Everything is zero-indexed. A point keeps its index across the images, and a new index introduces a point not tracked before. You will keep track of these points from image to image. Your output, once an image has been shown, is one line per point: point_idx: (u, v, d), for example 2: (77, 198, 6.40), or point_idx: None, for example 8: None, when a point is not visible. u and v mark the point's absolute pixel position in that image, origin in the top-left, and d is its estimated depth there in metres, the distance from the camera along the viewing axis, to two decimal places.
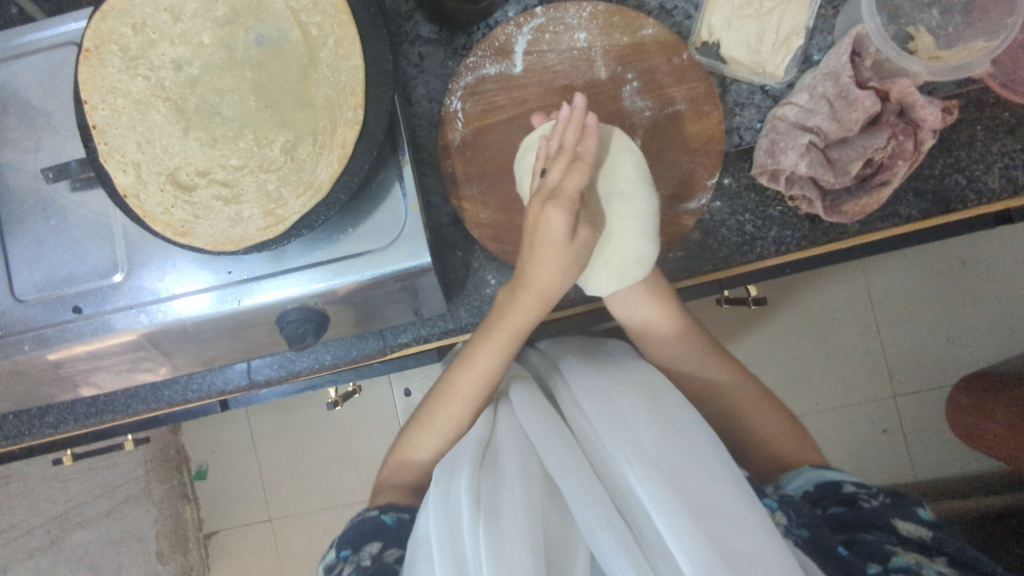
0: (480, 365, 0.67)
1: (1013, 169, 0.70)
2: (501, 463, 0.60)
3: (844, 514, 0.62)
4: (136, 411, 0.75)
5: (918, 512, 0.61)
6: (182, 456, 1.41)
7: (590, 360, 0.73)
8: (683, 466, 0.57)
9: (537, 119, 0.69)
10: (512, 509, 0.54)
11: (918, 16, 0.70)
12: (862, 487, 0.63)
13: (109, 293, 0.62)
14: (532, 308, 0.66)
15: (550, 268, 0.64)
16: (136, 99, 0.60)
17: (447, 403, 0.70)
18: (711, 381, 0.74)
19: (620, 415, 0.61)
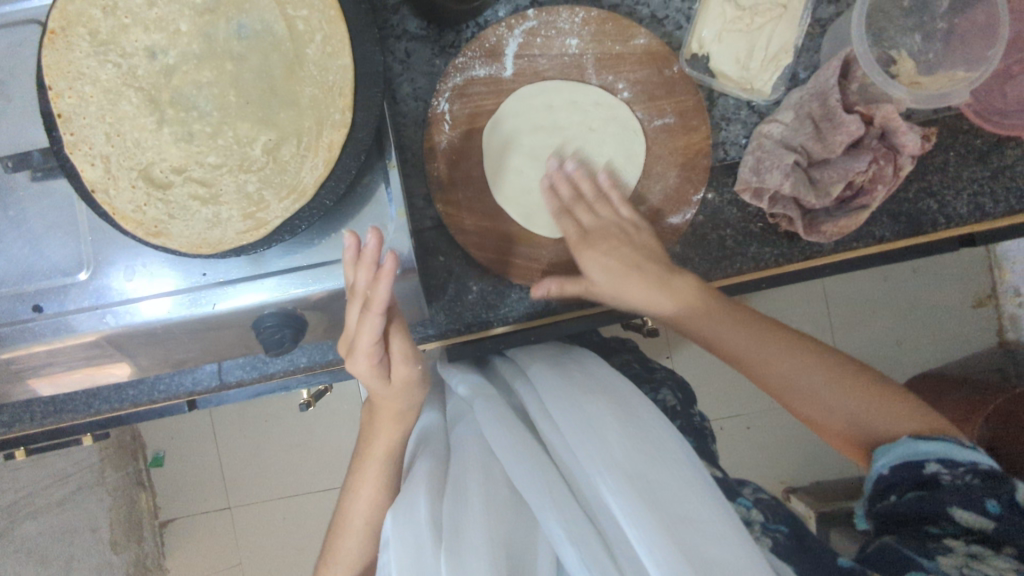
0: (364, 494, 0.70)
1: (981, 196, 0.74)
2: (467, 487, 0.59)
3: (915, 496, 0.55)
4: (98, 412, 0.74)
5: (990, 501, 0.53)
6: (138, 443, 1.40)
7: (557, 369, 0.71)
8: (650, 471, 0.54)
9: (351, 239, 0.54)
10: (475, 526, 0.53)
11: (900, 40, 0.70)
12: (947, 464, 0.54)
13: (73, 292, 0.59)
14: (391, 429, 0.69)
15: (391, 398, 0.67)
16: (105, 87, 0.56)
17: (345, 536, 0.70)
18: (816, 388, 0.62)
19: (587, 423, 0.59)
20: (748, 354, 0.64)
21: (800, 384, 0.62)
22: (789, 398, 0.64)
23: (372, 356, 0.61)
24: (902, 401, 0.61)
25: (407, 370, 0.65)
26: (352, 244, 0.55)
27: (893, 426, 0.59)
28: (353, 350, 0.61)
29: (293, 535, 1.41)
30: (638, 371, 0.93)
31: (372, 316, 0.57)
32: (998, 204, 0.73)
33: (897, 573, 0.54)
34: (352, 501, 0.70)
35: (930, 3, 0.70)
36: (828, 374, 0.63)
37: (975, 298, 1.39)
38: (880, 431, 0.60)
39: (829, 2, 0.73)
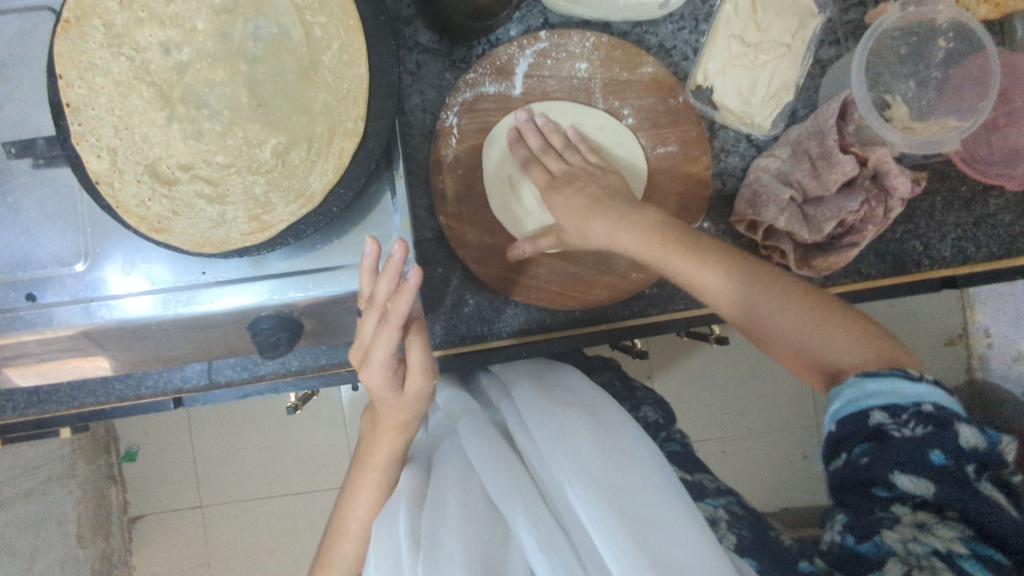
0: (362, 500, 0.69)
1: (964, 241, 0.76)
2: (446, 501, 0.59)
3: (866, 450, 0.51)
4: (81, 404, 0.74)
5: (933, 455, 0.49)
6: (110, 436, 1.38)
7: (539, 385, 0.72)
8: (620, 479, 0.55)
9: (371, 245, 0.54)
10: (451, 535, 0.54)
11: (896, 85, 0.73)
12: (891, 414, 0.51)
13: (69, 282, 0.59)
14: (395, 437, 0.68)
15: (398, 407, 0.65)
16: (117, 79, 0.56)
17: (342, 540, 0.70)
18: (774, 316, 0.61)
19: (561, 433, 0.60)
20: (742, 313, 0.62)
21: (770, 324, 0.61)
22: (752, 325, 0.62)
23: (385, 368, 0.59)
24: (864, 333, 0.59)
25: (421, 384, 0.63)
26: (371, 253, 0.55)
27: (843, 352, 0.58)
28: (366, 361, 0.60)
29: (265, 536, 1.41)
30: (621, 390, 0.94)
31: (389, 328, 0.56)
32: (979, 249, 0.76)
33: (847, 555, 0.51)
34: (349, 504, 0.70)
35: (926, 52, 0.72)
36: (820, 321, 0.60)
37: (947, 336, 1.42)
38: (836, 356, 0.58)
39: (829, 45, 0.75)
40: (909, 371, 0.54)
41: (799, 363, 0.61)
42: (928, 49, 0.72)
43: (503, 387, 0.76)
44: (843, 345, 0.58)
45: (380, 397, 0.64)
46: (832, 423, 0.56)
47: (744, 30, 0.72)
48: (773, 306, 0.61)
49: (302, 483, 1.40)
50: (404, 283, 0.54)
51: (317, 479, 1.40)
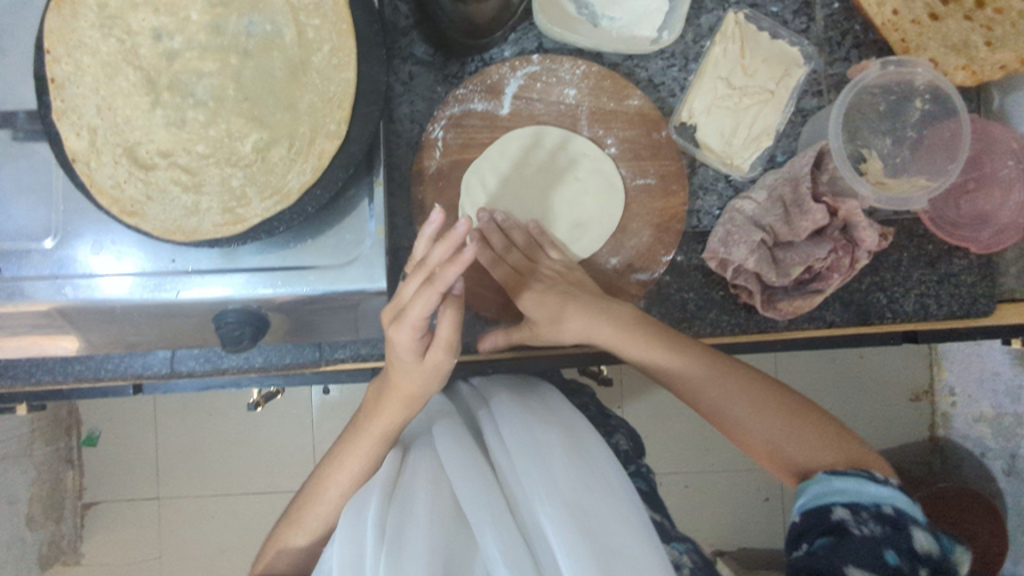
0: (349, 467, 0.70)
1: (926, 297, 0.78)
2: (414, 495, 0.59)
3: (824, 541, 0.55)
4: (38, 381, 0.72)
5: (888, 554, 0.52)
6: (73, 419, 1.36)
7: (517, 398, 0.72)
8: (592, 506, 0.56)
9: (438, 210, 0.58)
10: (415, 531, 0.53)
11: (873, 141, 0.75)
12: (855, 513, 0.55)
13: (35, 258, 0.58)
14: (398, 410, 0.69)
15: (412, 377, 0.66)
16: (105, 60, 0.56)
17: (315, 503, 0.71)
18: (747, 421, 0.66)
19: (537, 448, 0.61)
20: (708, 401, 0.68)
21: (747, 425, 0.67)
22: (724, 423, 0.68)
23: (415, 332, 0.61)
24: (832, 437, 0.64)
25: (443, 357, 0.65)
26: (434, 215, 0.58)
27: (816, 453, 0.63)
28: (399, 319, 0.61)
29: (218, 533, 1.39)
30: (595, 415, 0.93)
31: (429, 293, 0.57)
32: (940, 306, 0.78)
33: None
34: (335, 472, 0.71)
35: (903, 112, 0.75)
36: (795, 425, 0.66)
37: (911, 391, 1.46)
38: (806, 458, 0.64)
39: (812, 95, 0.77)
40: (875, 473, 0.60)
41: (773, 461, 0.66)
42: (906, 108, 0.74)
43: (482, 396, 0.77)
44: (802, 442, 0.64)
45: (400, 358, 0.64)
46: (796, 516, 0.59)
47: (731, 73, 0.74)
48: (753, 416, 0.66)
49: (264, 482, 1.39)
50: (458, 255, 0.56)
51: (278, 479, 1.39)
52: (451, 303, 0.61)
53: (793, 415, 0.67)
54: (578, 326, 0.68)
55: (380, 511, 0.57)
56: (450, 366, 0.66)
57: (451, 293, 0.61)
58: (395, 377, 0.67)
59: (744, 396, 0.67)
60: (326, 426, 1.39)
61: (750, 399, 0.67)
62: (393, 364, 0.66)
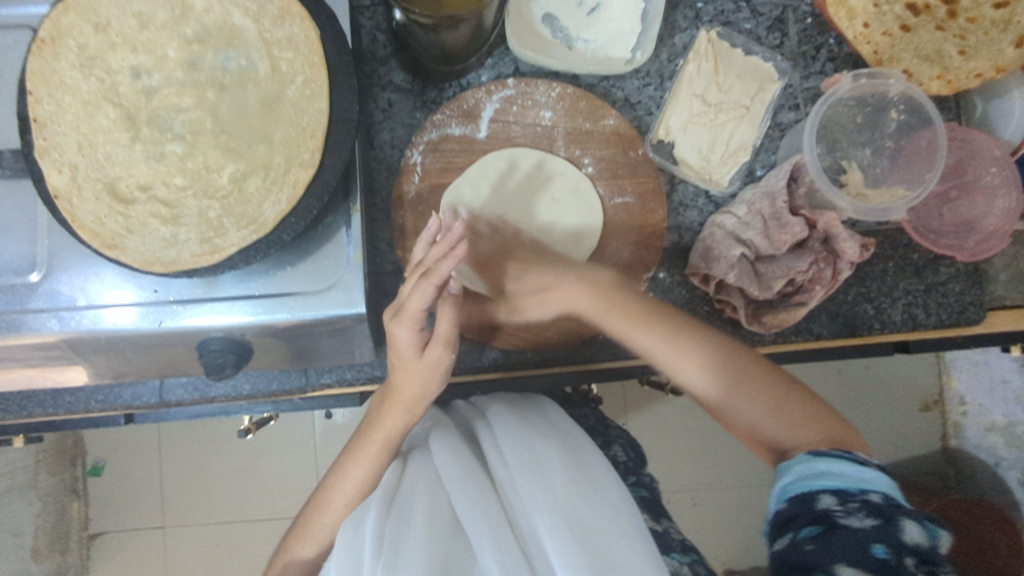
0: (354, 474, 0.69)
1: (914, 307, 0.78)
2: (411, 508, 0.59)
3: (811, 532, 0.53)
4: (30, 414, 0.73)
5: (876, 548, 0.50)
6: (78, 450, 1.37)
7: (514, 410, 0.72)
8: (591, 517, 0.56)
9: (433, 222, 0.67)
10: (413, 544, 0.53)
11: (853, 152, 0.76)
12: (841, 502, 0.53)
13: (22, 292, 0.60)
14: (401, 416, 0.68)
15: (411, 375, 0.66)
16: (85, 98, 0.58)
17: (321, 513, 0.69)
18: (727, 399, 0.66)
19: (536, 462, 0.61)
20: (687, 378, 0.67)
21: (727, 404, 0.66)
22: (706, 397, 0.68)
23: (414, 323, 0.64)
24: (814, 415, 0.65)
25: (441, 353, 0.66)
26: (432, 227, 0.66)
27: (799, 430, 0.64)
28: (401, 312, 0.65)
29: (224, 560, 1.39)
30: (594, 425, 0.91)
31: (428, 283, 0.62)
32: (929, 315, 0.77)
33: None
34: (339, 481, 0.70)
35: (881, 123, 0.75)
36: (776, 407, 0.65)
37: (922, 402, 1.44)
38: (783, 439, 0.64)
39: (789, 108, 0.77)
40: (857, 454, 0.59)
41: (753, 439, 0.67)
42: (882, 119, 0.75)
43: (478, 410, 0.77)
44: (784, 424, 0.64)
45: (400, 355, 0.66)
46: (780, 501, 0.58)
47: (706, 90, 0.75)
48: (736, 396, 0.66)
49: (267, 509, 1.39)
50: (450, 252, 0.63)
51: (282, 505, 1.39)
52: (449, 304, 0.65)
53: (778, 395, 0.66)
54: (560, 307, 0.71)
55: (377, 525, 0.57)
56: (449, 361, 0.66)
57: (451, 294, 0.65)
58: (396, 379, 0.68)
59: (730, 365, 0.66)
60: (329, 451, 1.39)
61: (741, 384, 0.66)
62: (394, 365, 0.68)
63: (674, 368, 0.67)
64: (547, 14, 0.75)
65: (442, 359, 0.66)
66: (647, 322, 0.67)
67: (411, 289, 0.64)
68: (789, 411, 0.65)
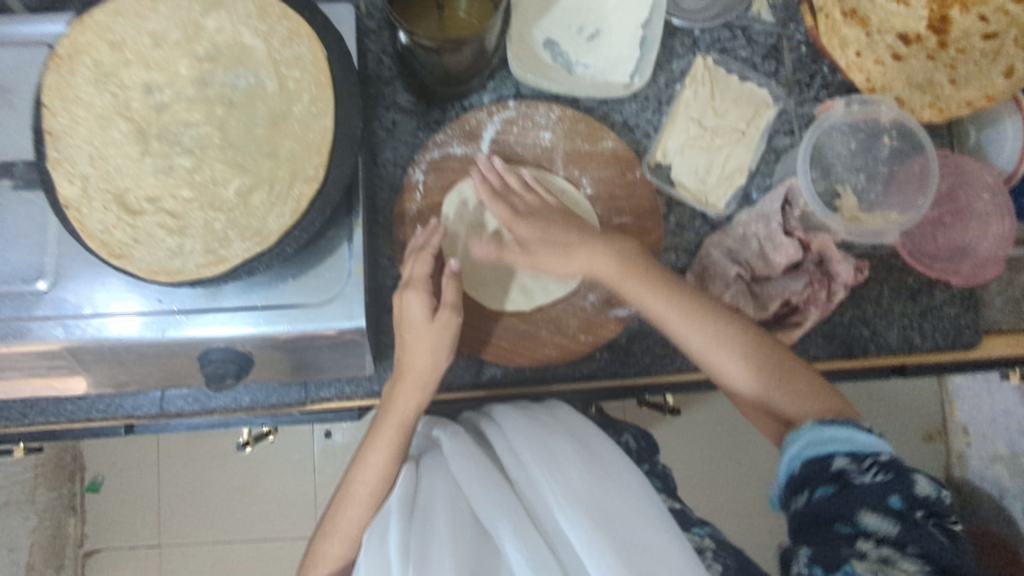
0: (374, 462, 0.68)
1: (909, 330, 0.78)
2: (432, 513, 0.61)
3: (827, 493, 0.57)
4: (30, 423, 0.73)
5: (893, 500, 0.55)
6: (76, 465, 1.38)
7: (521, 407, 0.72)
8: (610, 505, 0.57)
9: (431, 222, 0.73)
10: (441, 552, 0.55)
11: (847, 177, 0.77)
12: (854, 461, 0.57)
13: (29, 299, 0.61)
14: (411, 397, 0.68)
15: (421, 342, 0.67)
16: (98, 113, 0.59)
17: (348, 504, 0.68)
18: (729, 368, 0.67)
19: (550, 455, 0.61)
20: (691, 347, 0.67)
21: (730, 374, 0.67)
22: (706, 365, 0.68)
23: (422, 291, 0.68)
24: (815, 384, 0.66)
25: (449, 318, 0.68)
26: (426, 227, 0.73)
27: (804, 403, 0.65)
28: (409, 284, 0.69)
29: None
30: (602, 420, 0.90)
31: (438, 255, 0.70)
32: (924, 339, 0.78)
33: None
34: (360, 469, 0.68)
35: (874, 148, 0.77)
36: (781, 379, 0.66)
37: (926, 431, 1.41)
38: (793, 410, 0.66)
39: (784, 134, 0.79)
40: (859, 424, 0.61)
41: (761, 410, 0.68)
42: (875, 145, 0.77)
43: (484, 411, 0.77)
44: (794, 397, 0.65)
45: (411, 327, 0.67)
46: (793, 463, 0.61)
47: (702, 114, 0.77)
48: (737, 364, 0.66)
49: (266, 528, 1.39)
50: (433, 228, 0.72)
51: (281, 525, 1.39)
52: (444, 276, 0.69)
53: (782, 366, 0.66)
54: (583, 268, 0.71)
55: (402, 532, 0.59)
56: (458, 325, 0.68)
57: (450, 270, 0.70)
58: (407, 357, 0.67)
59: (734, 346, 0.66)
60: (327, 472, 1.39)
61: (745, 353, 0.66)
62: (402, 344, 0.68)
63: (679, 338, 0.67)
64: (549, 39, 0.77)
65: (450, 326, 0.68)
66: (654, 290, 0.67)
67: (414, 267, 0.70)
68: (793, 384, 0.66)
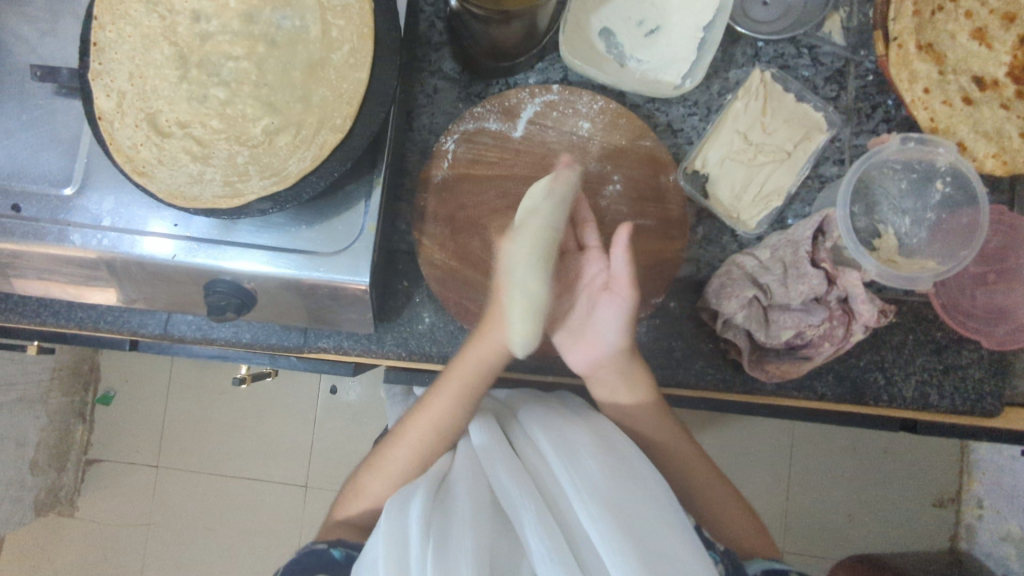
0: (437, 409, 0.71)
1: (927, 385, 0.74)
2: (455, 495, 0.61)
3: None
4: (42, 322, 0.75)
5: None
6: (92, 375, 1.43)
7: (540, 403, 0.72)
8: (630, 504, 0.58)
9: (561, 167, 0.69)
10: (463, 542, 0.54)
11: (891, 218, 0.74)
12: None
13: (53, 203, 0.62)
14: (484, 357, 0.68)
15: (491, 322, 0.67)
16: (145, 32, 0.60)
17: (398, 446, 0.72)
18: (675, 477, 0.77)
19: (569, 450, 0.62)
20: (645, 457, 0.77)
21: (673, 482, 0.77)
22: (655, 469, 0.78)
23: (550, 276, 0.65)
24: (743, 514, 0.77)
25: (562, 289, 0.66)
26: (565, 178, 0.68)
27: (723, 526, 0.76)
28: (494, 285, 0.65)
29: (208, 510, 1.42)
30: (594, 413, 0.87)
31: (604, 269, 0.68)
32: (942, 398, 0.74)
33: None
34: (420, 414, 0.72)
35: (925, 192, 0.73)
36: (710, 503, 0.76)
37: (936, 497, 1.34)
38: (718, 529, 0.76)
39: (833, 162, 0.76)
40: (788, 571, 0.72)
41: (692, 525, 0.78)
42: (927, 189, 0.73)
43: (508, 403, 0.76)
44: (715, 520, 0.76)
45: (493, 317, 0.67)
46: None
47: (749, 129, 0.74)
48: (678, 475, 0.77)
49: (258, 469, 1.41)
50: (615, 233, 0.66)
51: (273, 468, 1.41)
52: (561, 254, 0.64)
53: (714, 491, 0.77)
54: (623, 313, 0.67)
55: (424, 509, 0.58)
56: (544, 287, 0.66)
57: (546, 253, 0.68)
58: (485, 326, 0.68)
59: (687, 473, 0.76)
60: (327, 425, 1.41)
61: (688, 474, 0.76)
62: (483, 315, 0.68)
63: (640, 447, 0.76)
64: (605, 29, 0.75)
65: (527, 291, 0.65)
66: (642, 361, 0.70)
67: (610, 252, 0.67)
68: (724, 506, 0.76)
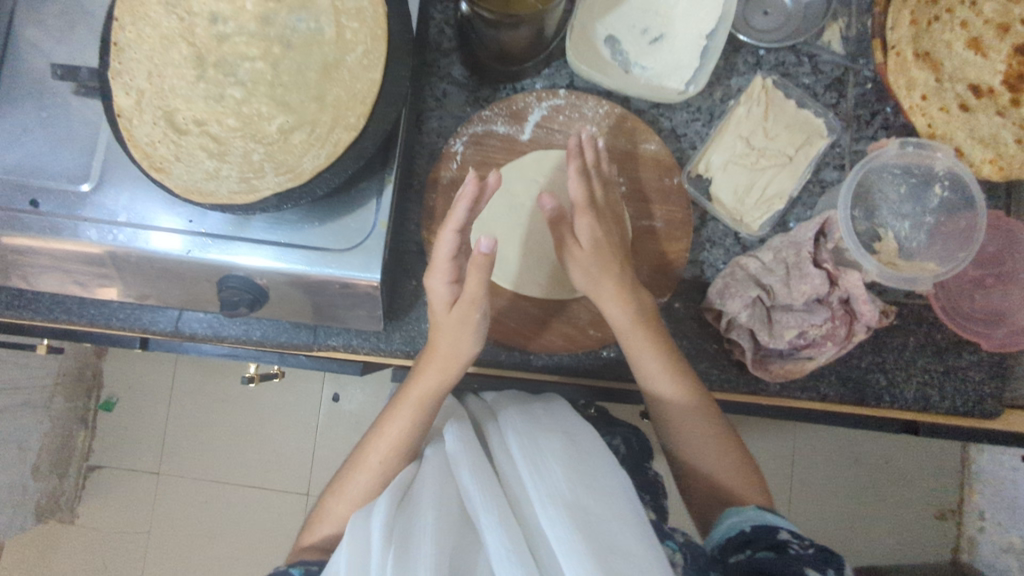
0: (394, 429, 0.70)
1: (928, 387, 0.75)
2: (420, 498, 0.60)
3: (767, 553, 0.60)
4: (56, 319, 0.76)
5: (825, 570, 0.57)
6: (96, 382, 1.43)
7: (519, 405, 0.71)
8: (596, 510, 0.57)
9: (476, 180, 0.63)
10: (424, 544, 0.54)
11: (890, 221, 0.75)
12: (796, 537, 0.61)
13: (70, 199, 0.64)
14: (432, 376, 0.68)
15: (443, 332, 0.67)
16: (163, 33, 0.62)
17: (359, 468, 0.71)
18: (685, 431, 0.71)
19: (539, 455, 0.61)
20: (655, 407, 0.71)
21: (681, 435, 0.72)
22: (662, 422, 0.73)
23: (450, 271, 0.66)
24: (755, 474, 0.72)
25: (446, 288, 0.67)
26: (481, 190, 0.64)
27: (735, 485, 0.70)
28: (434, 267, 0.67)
29: (208, 516, 1.41)
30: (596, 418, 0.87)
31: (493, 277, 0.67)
32: (942, 399, 0.75)
33: None
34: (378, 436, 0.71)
35: (924, 196, 0.75)
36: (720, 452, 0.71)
37: (937, 509, 1.34)
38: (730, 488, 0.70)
39: (834, 167, 0.78)
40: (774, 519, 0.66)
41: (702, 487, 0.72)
42: (925, 193, 0.75)
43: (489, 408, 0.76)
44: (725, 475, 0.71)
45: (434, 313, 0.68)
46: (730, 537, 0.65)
47: (751, 133, 0.76)
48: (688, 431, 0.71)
49: (259, 475, 1.41)
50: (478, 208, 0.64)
51: (273, 475, 1.41)
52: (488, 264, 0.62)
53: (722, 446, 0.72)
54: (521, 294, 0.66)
55: (390, 514, 0.58)
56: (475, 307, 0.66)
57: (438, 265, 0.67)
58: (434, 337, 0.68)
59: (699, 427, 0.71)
60: (329, 432, 1.41)
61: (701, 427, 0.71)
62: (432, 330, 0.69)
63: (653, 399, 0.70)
64: (611, 36, 0.77)
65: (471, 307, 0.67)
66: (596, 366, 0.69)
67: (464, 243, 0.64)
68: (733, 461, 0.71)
